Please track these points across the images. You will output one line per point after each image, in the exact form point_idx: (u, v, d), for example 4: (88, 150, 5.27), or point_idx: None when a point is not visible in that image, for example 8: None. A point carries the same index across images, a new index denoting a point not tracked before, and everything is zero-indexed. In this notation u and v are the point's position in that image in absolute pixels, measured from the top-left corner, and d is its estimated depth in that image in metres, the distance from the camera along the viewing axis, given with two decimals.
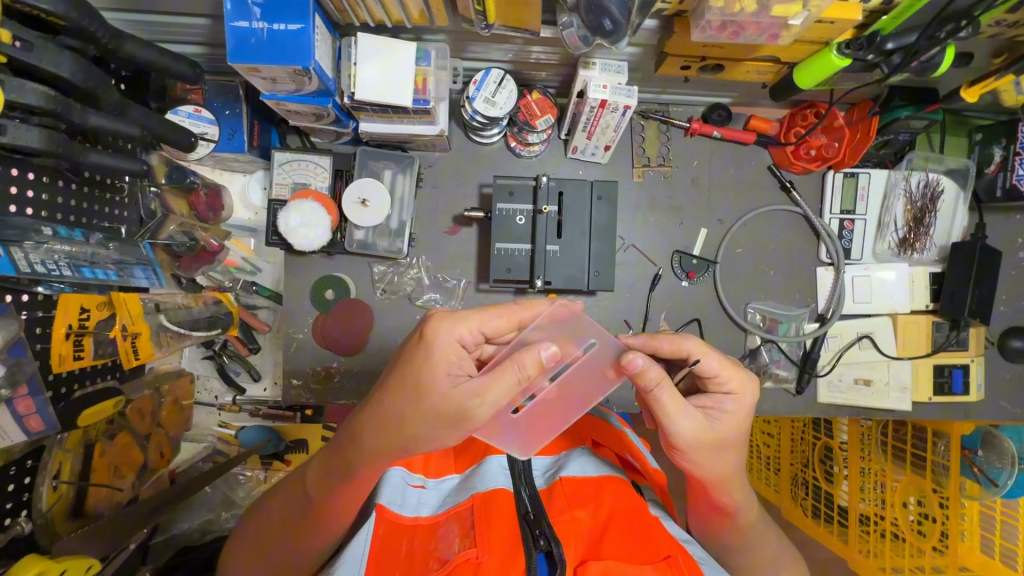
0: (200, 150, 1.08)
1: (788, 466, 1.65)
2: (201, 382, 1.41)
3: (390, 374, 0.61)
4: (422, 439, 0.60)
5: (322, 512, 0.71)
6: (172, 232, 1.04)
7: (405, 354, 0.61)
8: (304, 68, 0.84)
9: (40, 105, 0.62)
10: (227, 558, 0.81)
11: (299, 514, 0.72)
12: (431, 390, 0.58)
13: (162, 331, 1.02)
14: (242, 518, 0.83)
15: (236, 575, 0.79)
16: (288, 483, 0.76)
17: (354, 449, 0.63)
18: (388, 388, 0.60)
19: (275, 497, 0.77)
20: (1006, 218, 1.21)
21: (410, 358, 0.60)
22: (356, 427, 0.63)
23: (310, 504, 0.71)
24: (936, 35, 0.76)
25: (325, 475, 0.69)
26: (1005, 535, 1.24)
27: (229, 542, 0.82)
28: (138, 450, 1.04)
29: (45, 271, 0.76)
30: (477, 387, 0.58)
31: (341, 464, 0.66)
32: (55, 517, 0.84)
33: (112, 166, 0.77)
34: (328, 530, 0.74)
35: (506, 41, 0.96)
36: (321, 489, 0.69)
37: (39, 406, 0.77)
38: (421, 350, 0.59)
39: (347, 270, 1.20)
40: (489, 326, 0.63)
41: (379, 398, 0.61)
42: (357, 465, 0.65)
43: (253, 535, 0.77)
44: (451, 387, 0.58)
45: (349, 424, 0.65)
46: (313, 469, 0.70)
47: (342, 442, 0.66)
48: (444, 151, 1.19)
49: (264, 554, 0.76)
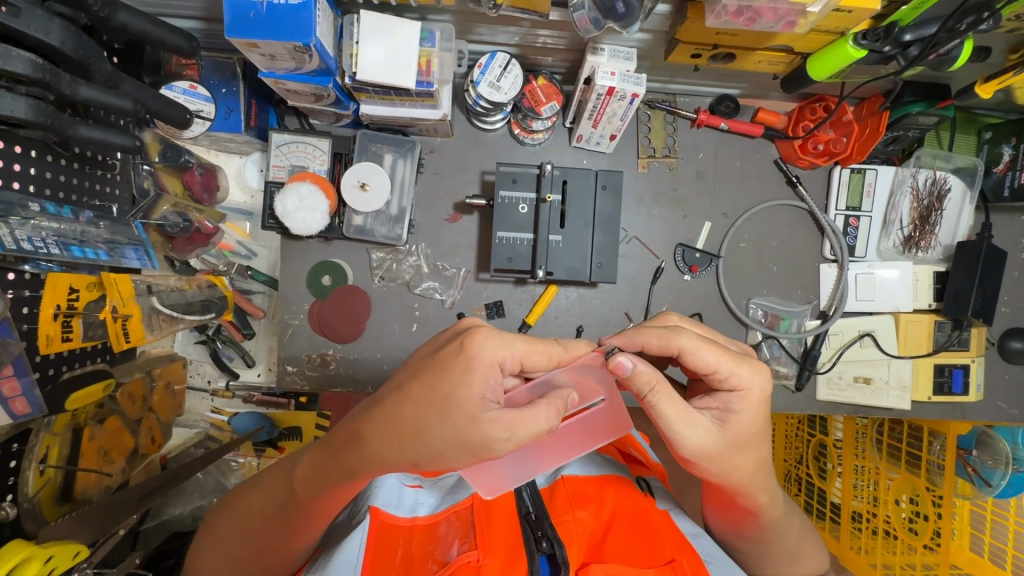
0: (195, 128, 1.05)
1: (782, 462, 1.65)
2: (194, 367, 1.38)
3: (416, 379, 0.60)
4: (432, 457, 0.58)
5: (308, 509, 0.69)
6: (166, 211, 1.02)
7: (439, 360, 0.59)
8: (305, 45, 0.82)
9: (27, 74, 0.59)
10: (201, 544, 0.79)
11: (282, 509, 0.70)
12: (459, 409, 0.57)
13: (154, 313, 0.99)
14: (218, 505, 0.80)
15: (212, 564, 0.77)
16: (274, 474, 0.74)
17: (353, 452, 0.62)
18: (414, 397, 0.59)
19: (258, 487, 0.74)
20: (1011, 219, 1.21)
21: (447, 368, 0.58)
22: (363, 433, 0.61)
23: (295, 501, 0.69)
24: (956, 27, 0.73)
25: (316, 476, 0.66)
26: (995, 535, 1.24)
27: (203, 529, 0.80)
28: (128, 434, 1.02)
29: (32, 248, 0.74)
30: (505, 418, 0.57)
31: (336, 465, 0.65)
32: (42, 501, 0.82)
33: (103, 141, 0.74)
34: (311, 526, 0.72)
35: (513, 23, 0.93)
36: (310, 487, 0.67)
37: (25, 389, 0.76)
38: (461, 362, 0.58)
39: (344, 255, 1.18)
40: (532, 359, 0.63)
41: (399, 404, 0.59)
42: (354, 468, 0.63)
43: (230, 526, 0.75)
44: (480, 411, 0.57)
45: (353, 426, 0.63)
46: (303, 465, 0.68)
47: (340, 443, 0.64)
48: (446, 137, 1.16)
49: (240, 546, 0.74)
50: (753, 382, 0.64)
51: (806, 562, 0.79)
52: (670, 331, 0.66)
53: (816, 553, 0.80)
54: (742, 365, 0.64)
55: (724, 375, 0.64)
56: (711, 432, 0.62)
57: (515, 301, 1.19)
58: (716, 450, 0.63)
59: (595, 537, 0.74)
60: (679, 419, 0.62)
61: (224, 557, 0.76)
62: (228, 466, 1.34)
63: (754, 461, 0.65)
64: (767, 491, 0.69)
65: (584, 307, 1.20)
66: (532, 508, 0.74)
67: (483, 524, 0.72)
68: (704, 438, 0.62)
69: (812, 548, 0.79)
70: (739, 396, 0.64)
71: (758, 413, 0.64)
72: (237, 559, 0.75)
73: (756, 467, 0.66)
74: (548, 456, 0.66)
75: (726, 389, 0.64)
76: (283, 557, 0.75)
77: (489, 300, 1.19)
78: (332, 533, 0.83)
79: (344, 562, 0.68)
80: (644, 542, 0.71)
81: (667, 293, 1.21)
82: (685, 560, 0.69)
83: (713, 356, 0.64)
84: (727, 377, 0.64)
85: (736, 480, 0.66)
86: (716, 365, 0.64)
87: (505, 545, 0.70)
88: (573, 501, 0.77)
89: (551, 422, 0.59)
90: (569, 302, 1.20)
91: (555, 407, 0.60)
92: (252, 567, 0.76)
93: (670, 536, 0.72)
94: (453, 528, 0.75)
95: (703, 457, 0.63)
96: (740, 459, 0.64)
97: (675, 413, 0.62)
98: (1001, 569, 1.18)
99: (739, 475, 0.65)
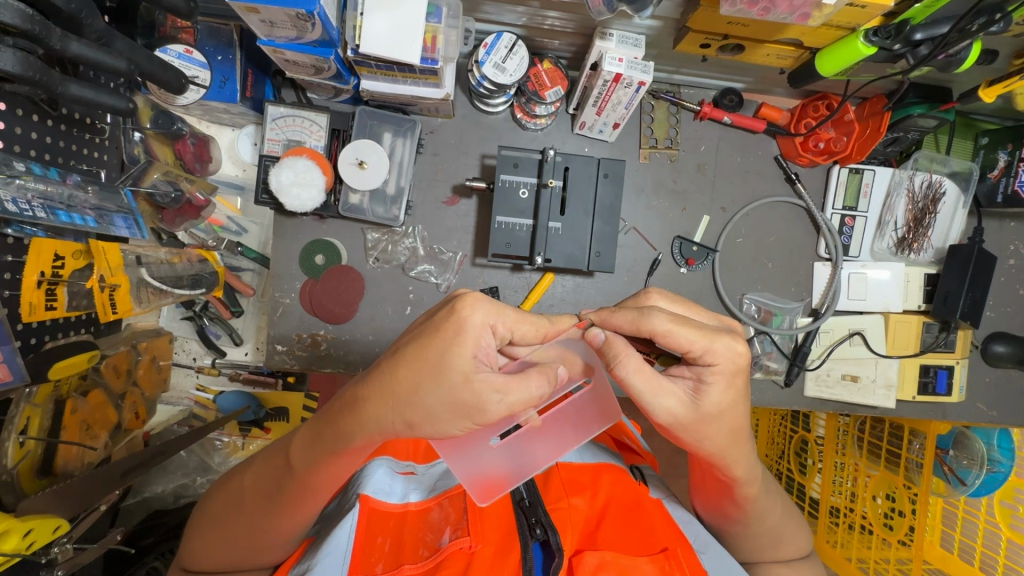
0: (189, 94, 1.01)
1: (763, 457, 1.67)
2: (178, 343, 1.34)
3: (410, 343, 0.59)
4: (427, 416, 0.58)
5: (302, 484, 0.68)
6: (156, 180, 0.98)
7: (433, 323, 0.59)
8: (307, 13, 0.79)
9: (15, 24, 0.56)
10: (195, 522, 0.78)
11: (277, 484, 0.70)
12: (453, 369, 0.56)
13: (143, 286, 0.98)
14: (216, 483, 0.80)
15: (202, 542, 0.76)
16: (271, 451, 0.74)
17: (350, 418, 0.61)
18: (409, 358, 0.58)
19: (253, 464, 0.74)
20: (1001, 225, 1.23)
21: (441, 330, 0.57)
22: (359, 396, 0.60)
23: (290, 475, 0.68)
24: (967, 28, 0.73)
25: (313, 445, 0.66)
26: (965, 532, 1.26)
27: (199, 510, 0.79)
28: (113, 409, 1.00)
29: (16, 210, 0.71)
30: (497, 380, 0.57)
31: (331, 433, 0.64)
32: (21, 474, 0.79)
33: (93, 101, 0.71)
34: (304, 506, 0.71)
35: (521, 3, 0.91)
36: (305, 458, 0.67)
37: (6, 356, 0.73)
38: (453, 324, 0.57)
39: (338, 234, 1.16)
40: (522, 330, 0.63)
41: (393, 365, 0.58)
42: (350, 435, 0.62)
43: (226, 500, 0.75)
44: (474, 373, 0.57)
45: (350, 392, 0.62)
46: (301, 436, 0.68)
47: (336, 410, 0.64)
48: (446, 118, 1.14)
49: (232, 525, 0.73)
50: (728, 357, 0.61)
51: (792, 546, 0.81)
52: (641, 313, 0.63)
53: (800, 536, 0.82)
54: (717, 341, 0.61)
55: (698, 352, 0.61)
56: (682, 402, 0.62)
57: (511, 287, 1.18)
58: (686, 420, 0.62)
59: (589, 524, 0.74)
60: (650, 391, 0.61)
61: (214, 536, 0.75)
62: (212, 445, 1.33)
63: (728, 433, 0.65)
64: (740, 463, 0.68)
65: (580, 295, 1.20)
66: (526, 495, 0.74)
67: (475, 512, 0.72)
68: (675, 407, 0.61)
69: (795, 531, 0.81)
70: (711, 369, 0.61)
71: (731, 383, 0.62)
72: (227, 539, 0.74)
73: (731, 434, 0.65)
74: (542, 445, 0.68)
75: (700, 363, 0.62)
76: (275, 540, 0.74)
77: (485, 285, 1.18)
78: (322, 523, 0.82)
79: (333, 553, 0.67)
80: (638, 532, 0.72)
81: (663, 284, 1.21)
82: (679, 549, 0.69)
83: (686, 335, 0.61)
84: (702, 354, 0.61)
85: (709, 450, 0.66)
86: (689, 343, 0.61)
87: (498, 532, 0.71)
88: (567, 489, 0.77)
89: (541, 389, 0.59)
90: (565, 290, 1.19)
91: (545, 376, 0.60)
92: (246, 549, 0.75)
93: (663, 527, 0.73)
94: (445, 514, 0.75)
95: (678, 425, 0.63)
96: (716, 427, 0.64)
97: (645, 384, 0.61)
98: (971, 566, 1.21)
99: (710, 446, 0.65)
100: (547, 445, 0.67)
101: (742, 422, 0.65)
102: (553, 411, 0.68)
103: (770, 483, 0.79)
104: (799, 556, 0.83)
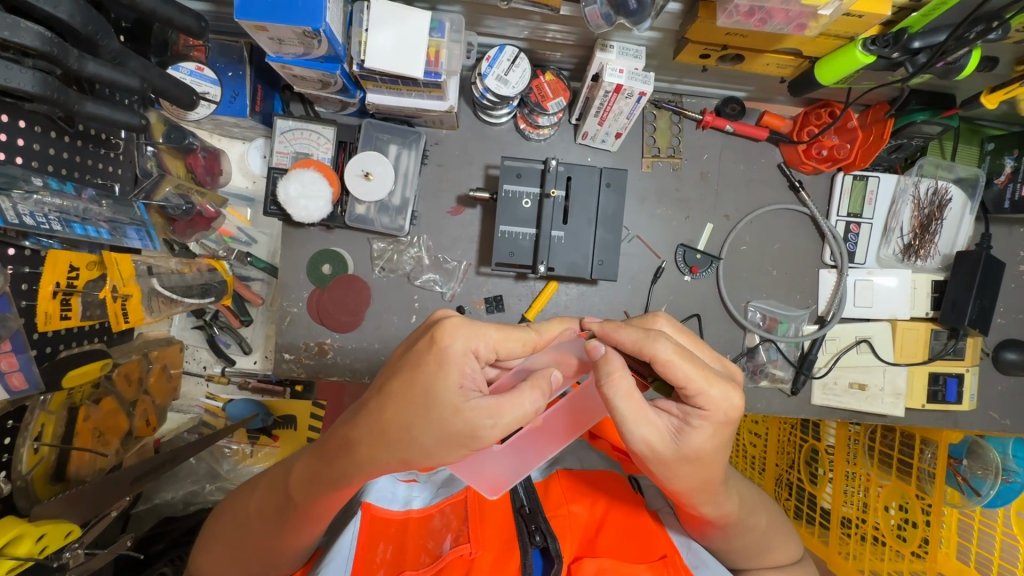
0: (200, 110, 1.06)
1: (772, 467, 1.65)
2: (189, 352, 1.37)
3: (395, 377, 0.60)
4: (422, 452, 0.59)
5: (305, 513, 0.70)
6: (168, 193, 1.02)
7: (415, 356, 0.60)
8: (313, 30, 0.81)
9: (35, 46, 0.59)
10: (201, 547, 0.81)
11: (279, 512, 0.71)
12: (441, 401, 0.57)
13: (154, 296, 1.02)
14: (218, 507, 0.82)
15: (212, 570, 0.79)
16: (272, 477, 0.75)
17: (347, 459, 0.63)
18: (395, 396, 0.59)
19: (257, 488, 0.75)
20: (1009, 231, 1.21)
21: (423, 364, 0.58)
22: (352, 438, 0.62)
23: (292, 506, 0.70)
24: (965, 35, 0.75)
25: (312, 481, 0.67)
26: (982, 544, 1.22)
27: (205, 535, 0.81)
28: (123, 416, 1.02)
29: (34, 224, 0.74)
30: (488, 405, 0.57)
31: (331, 472, 0.65)
32: (36, 479, 0.81)
33: (108, 118, 0.74)
34: (309, 531, 0.73)
35: (523, 17, 0.93)
36: (307, 492, 0.68)
37: (22, 364, 0.75)
38: (434, 358, 0.58)
39: (345, 244, 1.18)
40: (507, 347, 0.63)
41: (382, 404, 0.59)
42: (349, 474, 0.64)
43: (229, 528, 0.76)
44: (462, 401, 0.57)
45: (342, 434, 0.64)
46: (300, 469, 0.69)
47: (332, 451, 0.65)
48: (451, 129, 1.16)
49: (239, 552, 0.76)
50: (722, 406, 0.60)
51: (781, 553, 0.80)
52: (647, 336, 0.61)
53: (790, 543, 0.81)
54: (714, 387, 0.60)
55: (693, 392, 0.60)
56: (663, 436, 0.61)
57: (515, 295, 1.19)
58: (663, 454, 0.61)
59: (588, 532, 0.75)
60: (633, 418, 0.60)
61: (224, 563, 0.77)
62: (221, 453, 1.35)
63: (704, 474, 0.64)
64: (711, 504, 0.68)
65: (584, 304, 1.20)
66: (526, 501, 0.75)
67: (476, 517, 0.74)
68: (653, 439, 0.60)
69: (783, 539, 0.80)
70: (700, 413, 0.60)
71: (718, 432, 0.61)
72: (239, 562, 0.77)
73: (706, 477, 0.64)
74: (545, 442, 0.69)
75: (691, 403, 0.61)
76: (282, 556, 0.76)
77: (489, 294, 1.19)
78: (332, 533, 0.83)
79: (334, 560, 0.70)
80: (636, 540, 0.73)
81: (667, 292, 1.21)
82: (677, 557, 0.71)
83: (685, 370, 0.59)
84: (696, 395, 0.60)
85: (680, 487, 0.65)
86: (687, 380, 0.60)
87: (498, 539, 0.72)
88: (567, 496, 0.78)
89: (536, 404, 0.60)
90: (569, 298, 1.20)
91: (539, 389, 0.60)
92: (255, 572, 0.77)
93: (661, 536, 0.74)
94: (447, 521, 0.76)
95: (653, 458, 0.62)
96: (694, 469, 0.63)
97: (629, 409, 0.60)
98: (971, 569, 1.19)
99: (681, 483, 0.65)
100: (547, 442, 0.69)
101: (719, 470, 0.64)
102: (550, 411, 0.68)
103: (752, 492, 0.78)
104: (792, 561, 0.82)
